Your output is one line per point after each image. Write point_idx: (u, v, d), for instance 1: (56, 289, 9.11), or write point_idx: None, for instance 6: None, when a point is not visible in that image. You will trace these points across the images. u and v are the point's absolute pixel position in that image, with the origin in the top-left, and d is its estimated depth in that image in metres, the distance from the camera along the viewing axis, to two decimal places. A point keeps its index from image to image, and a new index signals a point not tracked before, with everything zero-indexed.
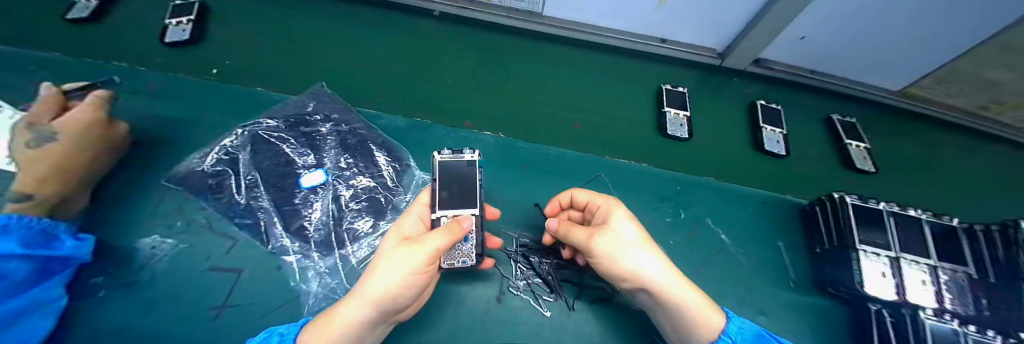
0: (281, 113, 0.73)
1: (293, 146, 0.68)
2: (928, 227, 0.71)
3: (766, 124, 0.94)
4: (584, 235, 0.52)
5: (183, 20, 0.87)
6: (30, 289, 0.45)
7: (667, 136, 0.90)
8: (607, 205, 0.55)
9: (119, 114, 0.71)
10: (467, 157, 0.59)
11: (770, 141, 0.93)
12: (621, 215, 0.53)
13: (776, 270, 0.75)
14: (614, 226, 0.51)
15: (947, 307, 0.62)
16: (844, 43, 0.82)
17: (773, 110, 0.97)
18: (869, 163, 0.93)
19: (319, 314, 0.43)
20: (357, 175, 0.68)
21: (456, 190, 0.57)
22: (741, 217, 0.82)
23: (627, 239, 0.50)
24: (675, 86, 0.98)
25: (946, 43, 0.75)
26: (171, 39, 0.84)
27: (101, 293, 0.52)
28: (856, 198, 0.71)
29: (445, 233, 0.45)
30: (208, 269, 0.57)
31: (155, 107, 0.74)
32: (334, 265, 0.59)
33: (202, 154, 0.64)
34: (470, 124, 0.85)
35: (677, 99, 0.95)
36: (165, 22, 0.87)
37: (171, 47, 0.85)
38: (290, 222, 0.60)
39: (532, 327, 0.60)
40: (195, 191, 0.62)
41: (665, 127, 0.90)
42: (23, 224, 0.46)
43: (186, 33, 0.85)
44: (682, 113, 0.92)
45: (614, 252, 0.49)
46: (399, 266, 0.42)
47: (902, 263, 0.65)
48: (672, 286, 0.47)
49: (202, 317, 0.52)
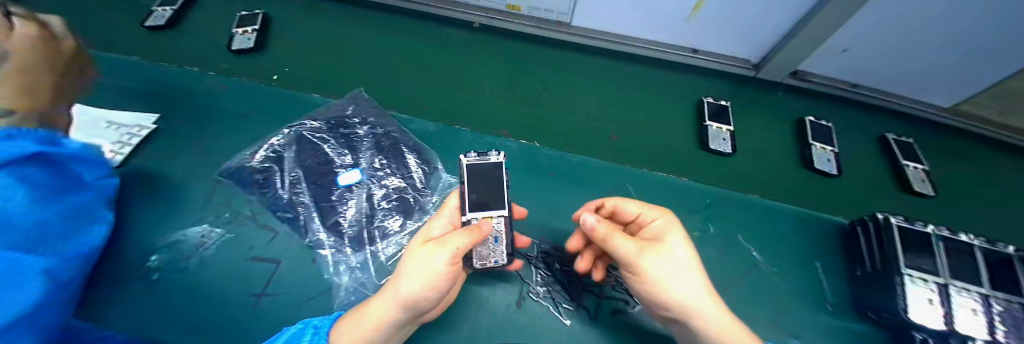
0: (324, 116, 0.79)
1: (333, 146, 0.74)
2: (981, 253, 0.65)
3: (816, 141, 0.90)
4: (636, 251, 0.49)
5: (248, 29, 0.95)
6: (71, 196, 0.52)
7: (709, 150, 0.88)
8: (661, 222, 0.54)
9: (191, 118, 0.82)
10: (494, 159, 0.60)
11: (821, 159, 0.89)
12: (675, 237, 0.51)
13: (803, 291, 0.72)
14: (671, 247, 0.50)
15: (1000, 339, 0.58)
16: (891, 56, 0.78)
17: (824, 127, 0.93)
18: (930, 186, 0.88)
19: (352, 312, 0.49)
20: (390, 176, 0.73)
21: (483, 190, 0.59)
22: (770, 234, 0.80)
23: (682, 262, 0.49)
24: (717, 99, 0.96)
25: (1009, 57, 0.70)
26: (238, 47, 0.93)
27: (153, 276, 0.61)
28: (902, 219, 0.67)
29: (467, 234, 0.48)
30: (249, 258, 0.63)
31: (217, 111, 0.84)
32: (365, 260, 0.64)
33: (252, 152, 0.72)
34: (507, 133, 0.88)
35: (719, 113, 0.93)
36: (232, 31, 0.96)
37: (238, 54, 0.94)
38: (327, 217, 0.66)
39: (550, 333, 0.61)
40: (243, 184, 0.70)
41: (707, 141, 0.88)
42: (25, 135, 0.42)
43: (252, 42, 0.94)
44: (725, 127, 0.91)
45: (668, 275, 0.48)
46: (422, 269, 0.45)
47: (951, 291, 0.61)
48: (723, 318, 0.47)
49: (244, 302, 0.59)
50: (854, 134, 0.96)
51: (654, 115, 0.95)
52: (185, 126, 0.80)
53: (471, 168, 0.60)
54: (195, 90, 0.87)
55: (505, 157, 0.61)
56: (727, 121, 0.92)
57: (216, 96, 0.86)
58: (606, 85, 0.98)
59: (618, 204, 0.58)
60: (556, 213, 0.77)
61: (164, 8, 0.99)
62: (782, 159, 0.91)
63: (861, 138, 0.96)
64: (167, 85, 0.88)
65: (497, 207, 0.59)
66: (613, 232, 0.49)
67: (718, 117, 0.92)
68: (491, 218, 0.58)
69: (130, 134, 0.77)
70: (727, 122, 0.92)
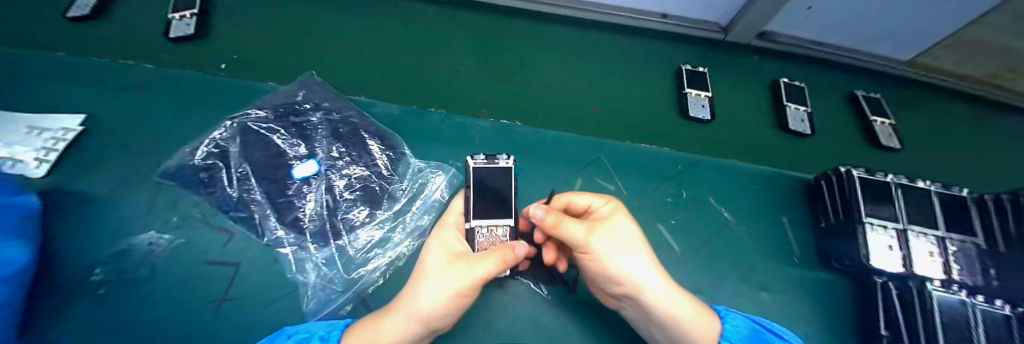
0: (271, 104, 0.73)
1: (284, 136, 0.68)
2: (937, 199, 0.68)
3: (791, 102, 0.90)
4: (585, 234, 0.48)
5: (185, 14, 0.82)
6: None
7: (688, 118, 0.85)
8: (610, 211, 0.54)
9: (125, 119, 0.74)
10: (502, 164, 0.62)
11: (794, 119, 0.89)
12: (623, 222, 0.52)
13: (773, 248, 0.75)
14: (617, 228, 0.50)
15: (954, 278, 0.61)
16: (855, 14, 0.77)
17: (797, 88, 0.94)
18: (896, 140, 0.91)
19: (360, 325, 0.46)
20: (350, 165, 0.69)
21: (488, 199, 0.60)
22: (741, 195, 0.81)
23: (629, 242, 0.49)
24: (694, 66, 0.93)
25: (963, 12, 0.71)
26: (176, 34, 0.80)
27: (101, 290, 0.55)
28: (863, 171, 0.68)
29: (497, 260, 0.48)
30: (206, 263, 0.59)
31: (155, 109, 0.76)
32: (331, 255, 0.60)
33: (194, 148, 0.66)
34: (487, 113, 0.83)
35: (697, 79, 0.91)
36: (169, 17, 0.83)
37: (176, 42, 0.81)
38: (285, 214, 0.62)
39: (531, 311, 0.61)
40: (188, 185, 0.64)
41: (686, 109, 0.85)
42: None
43: (191, 27, 0.80)
44: (703, 94, 0.88)
45: (617, 257, 0.47)
46: (446, 289, 0.44)
47: (909, 235, 0.64)
48: (674, 297, 0.46)
49: (205, 309, 0.55)
50: (824, 91, 0.97)
51: (631, 83, 0.92)
52: (118, 128, 0.73)
53: (480, 171, 0.61)
54: (126, 86, 0.78)
55: (513, 163, 0.63)
56: (705, 88, 0.89)
57: (154, 91, 0.78)
58: (579, 53, 0.92)
59: (568, 199, 0.58)
60: (532, 191, 0.75)
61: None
62: (755, 120, 0.91)
63: (831, 95, 0.97)
64: (90, 81, 0.78)
65: (503, 217, 0.60)
66: (562, 217, 0.48)
67: (697, 84, 0.89)
68: (497, 226, 0.59)
69: (54, 139, 0.68)
70: (706, 89, 0.89)
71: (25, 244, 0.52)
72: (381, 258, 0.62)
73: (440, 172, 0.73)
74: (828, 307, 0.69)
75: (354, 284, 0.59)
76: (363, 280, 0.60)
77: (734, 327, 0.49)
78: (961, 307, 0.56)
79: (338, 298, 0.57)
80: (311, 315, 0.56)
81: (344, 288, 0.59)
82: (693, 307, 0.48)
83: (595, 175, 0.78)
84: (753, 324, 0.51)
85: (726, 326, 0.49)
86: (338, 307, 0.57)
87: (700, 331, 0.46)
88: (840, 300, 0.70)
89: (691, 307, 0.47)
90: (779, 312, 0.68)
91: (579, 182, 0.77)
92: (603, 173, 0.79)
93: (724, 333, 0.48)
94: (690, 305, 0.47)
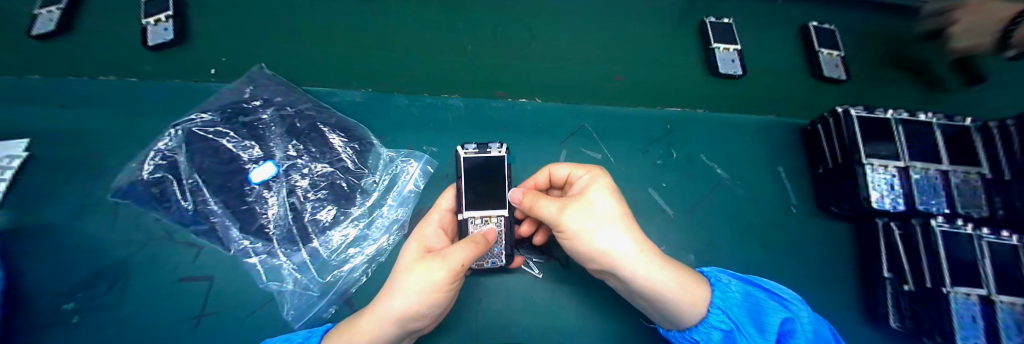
0: (217, 105, 0.66)
1: (234, 139, 0.63)
2: (939, 130, 0.63)
3: (823, 47, 0.79)
4: (557, 211, 0.46)
5: (162, 17, 0.69)
6: None
7: (719, 75, 0.76)
8: (590, 177, 0.51)
9: (51, 131, 0.65)
10: (495, 153, 0.56)
11: (827, 64, 0.79)
12: (603, 193, 0.48)
13: (772, 200, 0.72)
14: (595, 200, 0.47)
15: (958, 211, 0.59)
16: None
17: (829, 32, 0.81)
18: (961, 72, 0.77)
19: (338, 328, 0.44)
20: (312, 163, 0.65)
21: (480, 190, 0.56)
22: (735, 147, 0.77)
23: (605, 213, 0.46)
24: (718, 18, 0.80)
25: None
26: (155, 41, 0.68)
27: (73, 319, 0.52)
28: (861, 109, 0.63)
29: (470, 246, 0.44)
30: (178, 279, 0.56)
31: (80, 118, 0.67)
32: (303, 261, 0.58)
33: (142, 162, 0.62)
34: (504, 93, 0.75)
35: (725, 33, 0.79)
36: (143, 23, 0.70)
37: (156, 50, 0.69)
38: (248, 223, 0.58)
39: (525, 290, 0.59)
40: (142, 202, 0.59)
41: (715, 66, 0.76)
42: None
43: (170, 31, 0.68)
44: (732, 47, 0.77)
45: (592, 233, 0.45)
46: (415, 286, 0.40)
47: (911, 172, 0.60)
48: (655, 269, 0.44)
49: (184, 326, 0.53)
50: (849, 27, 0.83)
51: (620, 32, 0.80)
52: (44, 142, 0.64)
53: (470, 162, 0.56)
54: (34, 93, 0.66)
55: (507, 150, 0.56)
56: (733, 40, 0.78)
57: (75, 97, 0.67)
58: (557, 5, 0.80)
59: (549, 171, 0.55)
60: (518, 171, 0.71)
61: (51, 9, 0.69)
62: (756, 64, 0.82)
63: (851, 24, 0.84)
64: None
65: (497, 207, 0.56)
66: (537, 198, 0.49)
67: (724, 37, 0.78)
68: (491, 217, 0.56)
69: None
70: (735, 41, 0.78)
71: None
72: (359, 256, 0.59)
73: (412, 160, 0.68)
74: (826, 253, 0.68)
75: (332, 287, 0.57)
76: (342, 282, 0.57)
77: (728, 293, 0.48)
78: (963, 241, 0.54)
79: (319, 302, 0.56)
80: (293, 322, 0.54)
81: (321, 292, 0.56)
82: (680, 278, 0.45)
83: (580, 144, 0.73)
84: (746, 287, 0.49)
85: (717, 294, 0.47)
86: (322, 310, 0.55)
87: (688, 303, 0.44)
88: (838, 245, 0.69)
89: (677, 278, 0.44)
90: (779, 264, 0.67)
91: (564, 154, 0.72)
92: (588, 141, 0.74)
93: (712, 299, 0.45)
94: (674, 276, 0.44)
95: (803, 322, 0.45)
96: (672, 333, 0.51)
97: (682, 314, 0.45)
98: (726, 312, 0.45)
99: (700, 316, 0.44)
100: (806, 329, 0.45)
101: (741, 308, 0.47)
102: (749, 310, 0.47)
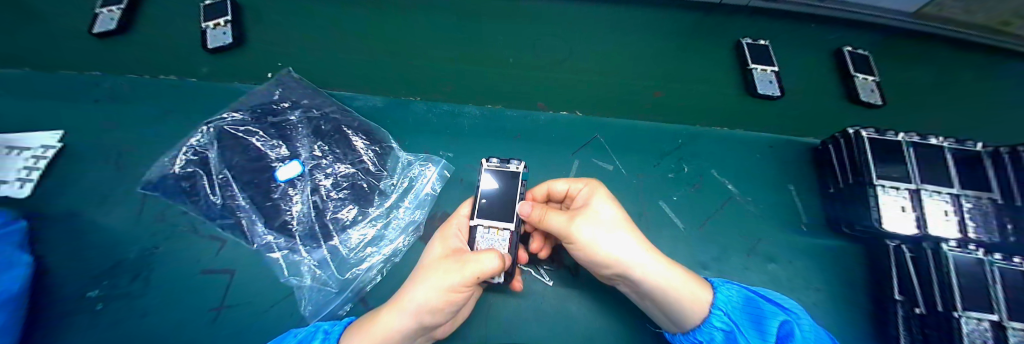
0: (248, 104, 0.69)
1: (263, 138, 0.66)
2: (950, 154, 0.64)
3: (859, 72, 0.79)
4: (565, 222, 0.49)
5: (220, 21, 0.73)
6: None
7: (757, 96, 0.77)
8: (589, 188, 0.54)
9: (90, 124, 0.69)
10: (513, 168, 0.59)
11: (864, 89, 0.79)
12: (604, 202, 0.51)
13: (781, 217, 0.73)
14: (597, 211, 0.50)
15: (970, 236, 0.59)
16: None
17: (862, 56, 0.81)
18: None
19: (360, 318, 0.46)
20: (335, 163, 0.67)
21: (495, 198, 0.57)
22: (745, 164, 0.78)
23: (610, 222, 0.49)
24: (754, 39, 0.82)
25: None
26: (213, 44, 0.72)
27: (98, 306, 0.54)
28: (873, 131, 0.63)
29: (495, 257, 0.44)
30: (200, 271, 0.58)
31: (117, 112, 0.70)
32: (323, 257, 0.59)
33: (173, 156, 0.64)
34: (544, 105, 0.77)
35: (760, 53, 0.80)
36: (202, 26, 0.73)
37: (213, 53, 0.73)
38: (272, 219, 0.60)
39: (534, 297, 0.60)
40: (171, 195, 0.62)
41: (754, 87, 0.77)
42: None
43: (228, 36, 0.72)
44: (770, 68, 0.78)
45: (597, 240, 0.48)
46: (438, 281, 0.42)
47: (923, 195, 0.60)
48: (660, 270, 0.46)
49: (204, 316, 0.54)
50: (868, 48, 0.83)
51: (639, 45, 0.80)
52: (82, 135, 0.68)
53: (492, 174, 0.60)
54: (79, 89, 0.71)
55: (525, 168, 0.60)
56: (770, 61, 0.79)
57: (115, 94, 0.71)
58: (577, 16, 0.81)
59: (548, 185, 0.58)
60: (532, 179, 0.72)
61: (112, 8, 0.73)
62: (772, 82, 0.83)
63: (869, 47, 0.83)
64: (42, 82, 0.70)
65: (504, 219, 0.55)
66: (545, 211, 0.51)
67: (761, 58, 0.79)
68: (499, 229, 0.54)
69: (34, 157, 0.63)
70: (771, 63, 0.79)
71: (17, 266, 0.52)
72: (377, 255, 0.61)
73: (430, 165, 0.70)
74: (837, 273, 0.68)
75: (349, 283, 0.58)
76: (358, 279, 0.59)
77: (727, 296, 0.49)
78: (976, 266, 0.54)
79: (334, 299, 0.57)
80: (309, 317, 0.55)
81: (339, 289, 0.58)
82: (682, 279, 0.46)
83: (593, 156, 0.75)
84: (747, 292, 0.50)
85: (719, 296, 0.48)
86: (336, 307, 0.56)
87: (694, 301, 0.46)
88: (848, 265, 0.69)
89: (682, 277, 0.47)
90: (788, 281, 0.67)
91: (577, 164, 0.74)
92: (602, 153, 0.75)
93: (715, 300, 0.47)
94: (680, 277, 0.47)
95: (805, 327, 0.45)
96: (677, 337, 0.51)
97: (694, 314, 0.46)
98: (727, 314, 0.46)
99: (702, 315, 0.46)
100: (811, 334, 0.44)
101: (739, 310, 0.49)
102: (749, 313, 0.48)
